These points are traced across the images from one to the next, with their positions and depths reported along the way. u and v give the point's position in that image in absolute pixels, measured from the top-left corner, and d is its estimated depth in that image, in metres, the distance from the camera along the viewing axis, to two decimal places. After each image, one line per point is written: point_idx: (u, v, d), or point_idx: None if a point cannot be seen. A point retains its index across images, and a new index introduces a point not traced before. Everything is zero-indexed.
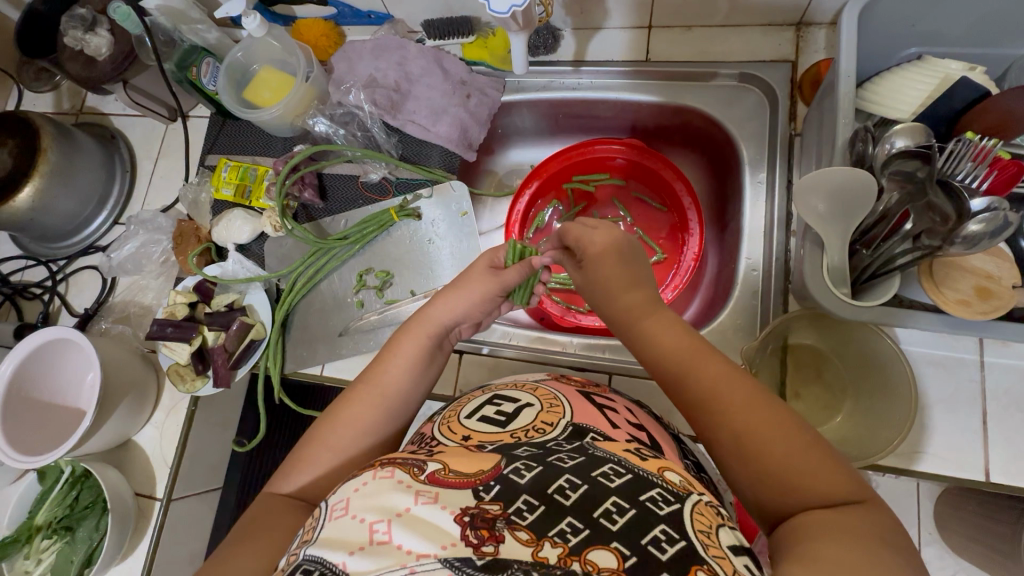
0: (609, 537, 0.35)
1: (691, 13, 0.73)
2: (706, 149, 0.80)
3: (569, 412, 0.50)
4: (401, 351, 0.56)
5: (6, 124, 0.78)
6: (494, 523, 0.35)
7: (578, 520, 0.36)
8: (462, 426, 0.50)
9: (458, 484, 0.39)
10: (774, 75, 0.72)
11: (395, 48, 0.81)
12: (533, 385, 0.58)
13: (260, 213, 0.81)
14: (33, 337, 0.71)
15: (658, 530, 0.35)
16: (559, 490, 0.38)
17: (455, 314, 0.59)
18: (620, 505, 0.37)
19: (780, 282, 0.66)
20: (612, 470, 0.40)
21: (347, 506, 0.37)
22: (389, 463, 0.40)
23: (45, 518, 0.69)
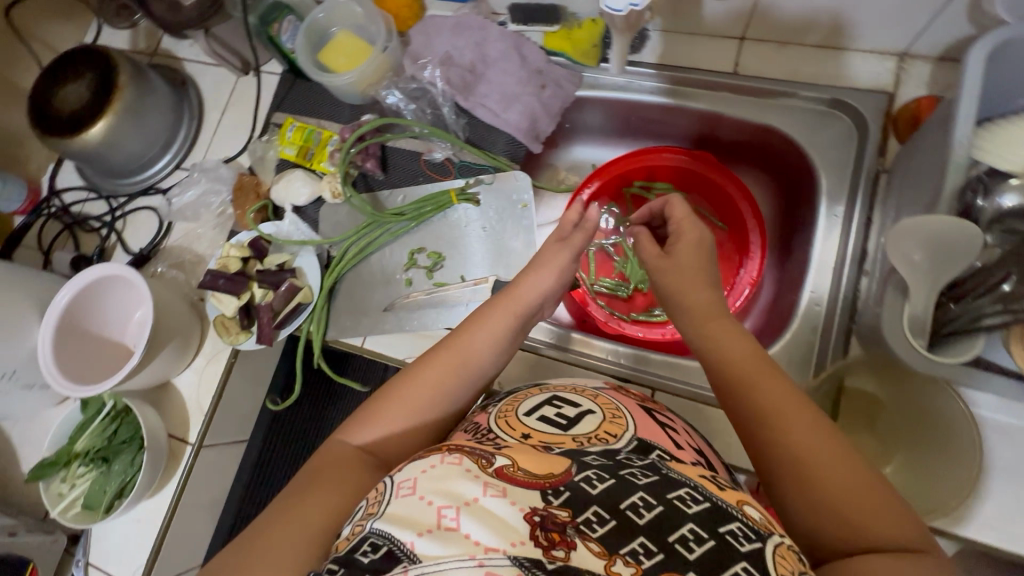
0: (685, 565, 0.33)
1: (789, 29, 0.70)
2: (780, 171, 0.77)
3: (633, 427, 0.50)
4: (486, 320, 0.57)
5: (89, 58, 0.80)
6: (564, 529, 0.34)
7: (651, 541, 0.34)
8: (520, 423, 0.50)
9: (526, 483, 0.38)
10: (869, 105, 0.68)
11: (476, 28, 0.80)
12: (593, 392, 0.57)
13: (320, 177, 0.81)
14: (93, 270, 0.73)
15: (738, 566, 0.33)
16: (632, 507, 0.37)
17: (540, 294, 0.60)
18: (698, 534, 0.35)
19: (845, 320, 0.63)
20: (687, 495, 0.38)
21: (414, 485, 0.37)
22: (457, 450, 0.41)
23: (85, 446, 0.71)
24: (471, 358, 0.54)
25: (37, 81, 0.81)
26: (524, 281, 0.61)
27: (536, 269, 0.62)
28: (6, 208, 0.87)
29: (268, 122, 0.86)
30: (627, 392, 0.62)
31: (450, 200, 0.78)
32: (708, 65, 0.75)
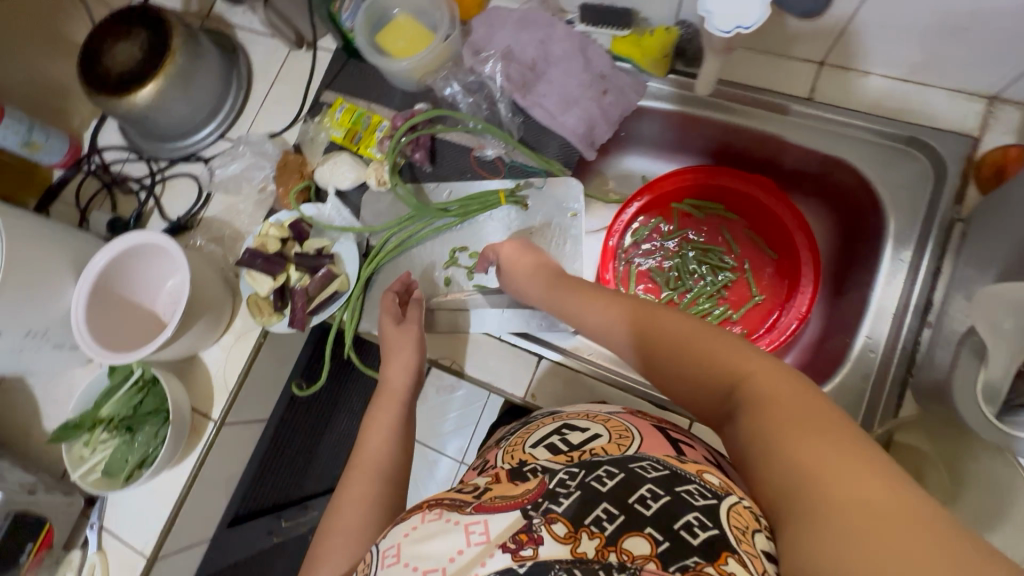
0: (644, 522, 0.40)
1: (875, 59, 0.66)
2: (842, 205, 0.74)
3: (638, 445, 0.50)
4: (376, 421, 0.62)
5: (143, 17, 0.78)
6: (530, 526, 0.40)
7: (613, 506, 0.41)
8: (525, 453, 0.52)
9: (506, 506, 0.43)
10: (950, 147, 0.65)
11: (542, 24, 0.77)
12: (605, 416, 0.57)
13: (367, 163, 0.80)
14: (127, 237, 0.71)
15: (690, 516, 0.40)
16: (597, 479, 0.44)
17: (408, 376, 0.66)
18: (655, 492, 0.42)
19: (901, 371, 0.61)
20: (648, 465, 0.46)
21: (399, 553, 0.41)
22: (437, 505, 0.44)
23: (110, 413, 0.71)
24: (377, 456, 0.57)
25: (89, 37, 0.79)
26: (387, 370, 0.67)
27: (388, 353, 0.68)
28: (47, 161, 0.86)
29: (317, 100, 0.83)
30: (645, 413, 0.61)
31: (497, 201, 0.77)
32: (783, 88, 0.71)
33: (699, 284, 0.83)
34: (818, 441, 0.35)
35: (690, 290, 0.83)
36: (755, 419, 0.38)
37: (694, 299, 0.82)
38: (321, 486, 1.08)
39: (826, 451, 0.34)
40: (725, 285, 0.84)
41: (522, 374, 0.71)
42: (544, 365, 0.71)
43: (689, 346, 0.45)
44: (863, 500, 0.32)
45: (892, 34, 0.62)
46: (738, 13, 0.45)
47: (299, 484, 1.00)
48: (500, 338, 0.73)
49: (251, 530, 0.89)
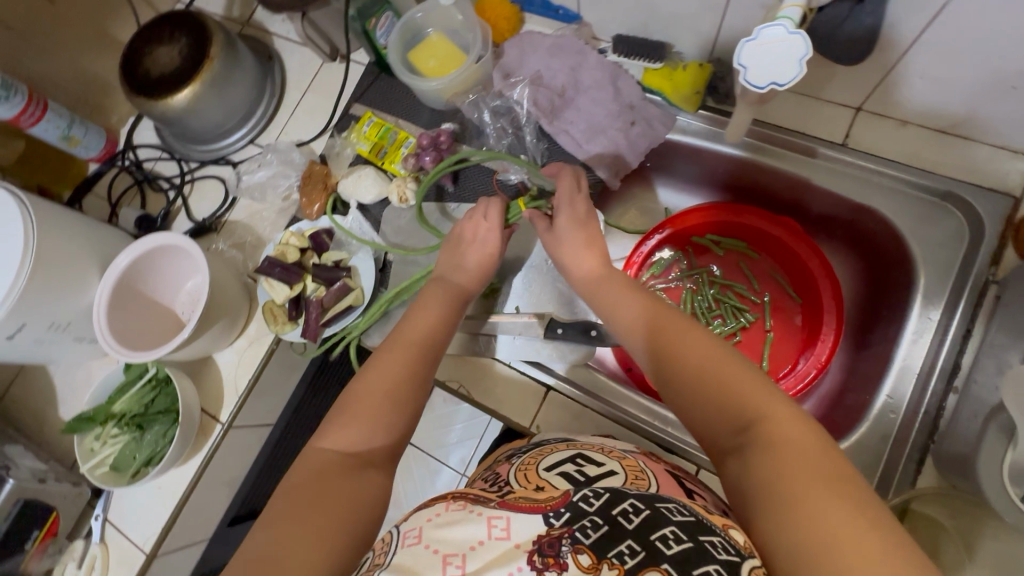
0: (661, 559, 0.37)
1: (914, 110, 0.64)
2: (871, 255, 0.72)
3: (656, 486, 0.47)
4: (426, 307, 0.58)
5: (185, 23, 0.80)
6: (559, 549, 0.38)
7: (635, 541, 0.38)
8: (540, 477, 0.47)
9: (528, 508, 0.41)
10: (989, 206, 0.62)
11: (574, 52, 0.77)
12: (621, 454, 0.53)
13: (391, 179, 0.80)
14: (154, 237, 0.72)
15: (710, 566, 0.36)
16: (623, 513, 0.40)
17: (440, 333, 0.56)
18: (677, 535, 0.38)
19: (922, 436, 0.59)
20: (675, 508, 0.41)
21: (420, 535, 0.40)
22: (462, 498, 0.43)
23: (122, 409, 0.72)
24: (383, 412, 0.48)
25: (132, 39, 0.81)
26: (410, 321, 0.56)
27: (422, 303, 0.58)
28: (84, 155, 0.89)
29: (346, 112, 0.84)
30: (660, 457, 0.57)
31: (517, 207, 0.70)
32: (817, 131, 0.69)
33: (719, 324, 0.81)
34: (828, 492, 0.35)
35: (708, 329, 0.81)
36: (767, 461, 0.39)
37: None
38: None
39: (837, 506, 0.35)
40: (744, 328, 0.81)
41: (528, 405, 0.70)
42: (551, 397, 0.70)
43: (711, 383, 0.45)
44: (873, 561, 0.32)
45: (935, 87, 0.60)
46: (773, 71, 0.45)
47: None
48: (508, 365, 0.72)
49: None
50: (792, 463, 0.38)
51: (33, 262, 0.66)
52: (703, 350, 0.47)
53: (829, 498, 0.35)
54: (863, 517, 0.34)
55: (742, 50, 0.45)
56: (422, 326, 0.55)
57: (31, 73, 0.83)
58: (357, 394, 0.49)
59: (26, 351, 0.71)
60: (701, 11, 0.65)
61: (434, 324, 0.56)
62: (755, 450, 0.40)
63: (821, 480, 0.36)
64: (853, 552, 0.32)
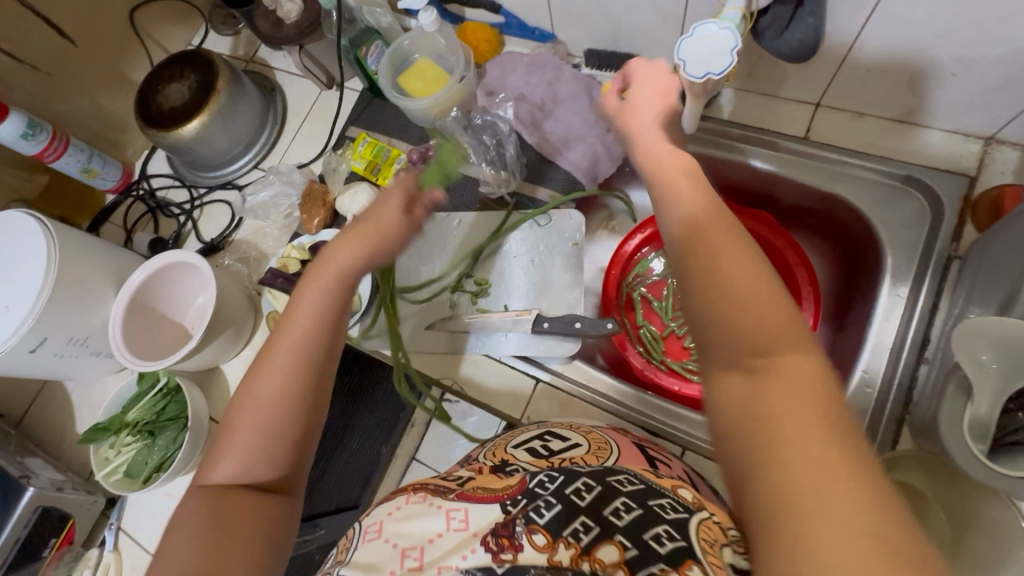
0: (614, 531, 0.41)
1: (868, 102, 0.68)
2: (841, 241, 0.75)
3: (616, 455, 0.52)
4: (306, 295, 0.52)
5: (195, 61, 0.88)
6: (514, 532, 0.41)
7: (589, 517, 0.42)
8: (507, 452, 0.55)
9: (486, 499, 0.45)
10: (946, 186, 0.66)
11: (551, 67, 0.82)
12: (587, 428, 0.59)
13: (384, 192, 0.85)
14: (160, 257, 0.78)
15: (660, 528, 0.41)
16: (575, 492, 0.45)
17: (317, 325, 0.51)
18: (628, 505, 0.43)
19: (897, 408, 0.61)
20: (626, 479, 0.46)
21: (381, 529, 0.45)
22: (422, 489, 0.48)
23: (135, 417, 0.76)
24: (259, 433, 0.47)
25: (146, 79, 0.89)
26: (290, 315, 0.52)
27: (298, 293, 0.52)
28: (102, 186, 0.96)
29: (343, 134, 0.91)
30: (628, 430, 0.62)
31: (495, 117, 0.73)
32: (781, 127, 0.74)
33: None
34: (818, 450, 0.32)
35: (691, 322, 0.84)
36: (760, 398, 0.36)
37: None
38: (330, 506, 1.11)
39: (825, 464, 0.32)
40: None
41: (519, 397, 0.73)
42: (540, 389, 0.73)
43: (745, 318, 0.39)
44: (849, 520, 0.30)
45: (881, 80, 0.64)
46: (709, 62, 0.50)
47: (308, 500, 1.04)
48: (500, 361, 0.76)
49: None
50: (800, 421, 0.34)
51: (55, 279, 0.71)
52: (743, 268, 0.40)
53: (817, 456, 0.32)
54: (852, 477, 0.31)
55: (680, 48, 0.51)
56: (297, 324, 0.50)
57: (55, 113, 0.91)
58: (236, 418, 0.48)
59: (47, 366, 0.75)
60: (662, 23, 0.70)
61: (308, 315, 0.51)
62: (765, 392, 0.36)
63: (824, 443, 0.33)
64: (834, 519, 0.30)
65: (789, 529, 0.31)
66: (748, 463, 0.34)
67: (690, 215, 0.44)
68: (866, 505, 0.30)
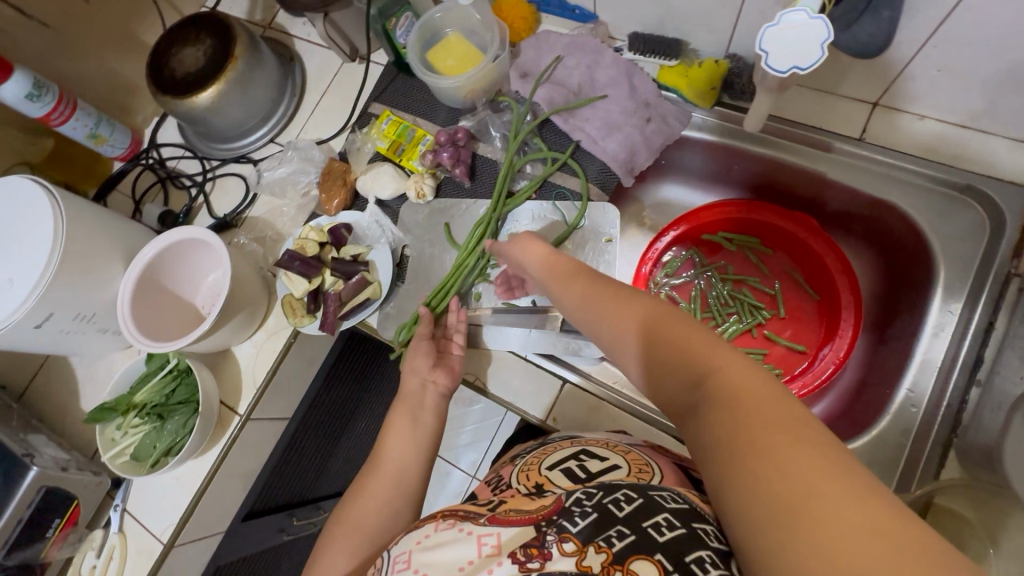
0: (654, 547, 0.38)
1: (934, 104, 0.64)
2: (889, 251, 0.72)
3: (661, 477, 0.49)
4: (395, 422, 0.63)
5: (210, 24, 0.83)
6: (542, 542, 0.40)
7: (625, 526, 0.40)
8: (541, 474, 0.52)
9: (519, 521, 0.43)
10: (1009, 198, 0.62)
11: (591, 50, 0.78)
12: (625, 448, 0.57)
13: (408, 175, 0.82)
14: (157, 240, 0.73)
15: (702, 552, 0.37)
16: (614, 502, 0.42)
17: (416, 461, 0.60)
18: (670, 522, 0.40)
19: (944, 431, 0.58)
20: (670, 497, 0.43)
21: (410, 559, 0.44)
22: (451, 517, 0.46)
23: (144, 398, 0.74)
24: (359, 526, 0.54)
25: (160, 40, 0.84)
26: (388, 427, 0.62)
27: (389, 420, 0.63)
28: (109, 153, 0.91)
29: (364, 111, 0.86)
30: (661, 448, 0.60)
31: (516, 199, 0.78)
32: (834, 126, 0.69)
33: (732, 321, 0.81)
34: (786, 436, 0.32)
35: (723, 326, 0.81)
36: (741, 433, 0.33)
37: (727, 338, 0.80)
38: (335, 489, 1.09)
39: (800, 453, 0.30)
40: (760, 324, 0.81)
41: (545, 397, 0.71)
42: (567, 390, 0.70)
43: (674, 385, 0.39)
44: (836, 504, 0.29)
45: (955, 80, 0.60)
46: (792, 54, 0.47)
47: (314, 484, 1.02)
48: (525, 359, 0.72)
49: (265, 528, 0.92)
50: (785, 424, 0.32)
51: (62, 253, 0.67)
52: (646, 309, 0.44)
53: (795, 451, 0.31)
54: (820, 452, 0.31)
55: (765, 36, 0.47)
56: (410, 400, 0.64)
57: (63, 74, 0.86)
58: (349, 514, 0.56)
59: (53, 342, 0.72)
60: (719, 7, 0.65)
61: (417, 395, 0.65)
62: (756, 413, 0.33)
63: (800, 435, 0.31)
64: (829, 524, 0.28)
65: (793, 537, 0.29)
66: (718, 459, 0.34)
67: (612, 306, 0.46)
68: (856, 490, 0.29)
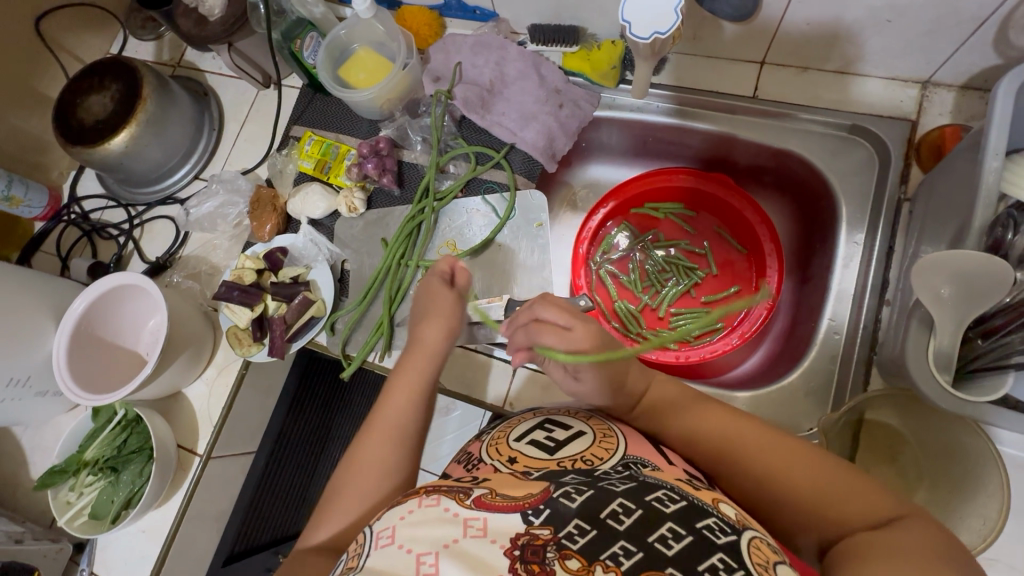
0: (664, 561, 0.37)
1: (810, 55, 0.69)
2: (798, 196, 0.77)
3: (623, 445, 0.50)
4: (400, 380, 0.58)
5: (115, 69, 0.81)
6: (544, 556, 0.37)
7: (631, 542, 0.38)
8: (512, 449, 0.52)
9: (506, 508, 0.40)
10: (890, 131, 0.68)
11: (496, 47, 0.80)
12: (586, 413, 0.57)
13: (337, 191, 0.82)
14: (88, 293, 0.72)
15: (714, 557, 0.37)
16: (612, 515, 0.40)
17: (413, 416, 0.55)
18: (676, 532, 0.38)
19: (865, 350, 0.63)
20: (665, 496, 0.42)
21: (394, 534, 0.39)
22: (435, 491, 0.42)
23: (94, 455, 0.72)
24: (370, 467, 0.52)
25: (63, 92, 0.82)
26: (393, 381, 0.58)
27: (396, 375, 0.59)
28: (27, 214, 0.89)
29: (287, 134, 0.86)
30: (624, 411, 0.61)
31: (438, 201, 0.79)
32: (728, 88, 0.74)
33: (670, 286, 0.84)
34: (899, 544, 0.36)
35: (662, 292, 0.84)
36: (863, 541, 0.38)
37: (669, 302, 0.84)
38: None
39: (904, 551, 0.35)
40: (697, 284, 0.85)
41: (497, 385, 0.72)
42: (519, 373, 0.72)
43: (795, 480, 0.45)
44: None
45: (821, 29, 0.65)
46: (653, 21, 0.50)
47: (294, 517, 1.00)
48: (476, 350, 0.74)
49: (247, 568, 0.90)
50: (903, 530, 0.38)
51: None
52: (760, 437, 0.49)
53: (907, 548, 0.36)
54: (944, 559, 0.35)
55: (624, 8, 0.51)
56: (432, 344, 0.61)
57: None
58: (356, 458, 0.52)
59: None
60: None
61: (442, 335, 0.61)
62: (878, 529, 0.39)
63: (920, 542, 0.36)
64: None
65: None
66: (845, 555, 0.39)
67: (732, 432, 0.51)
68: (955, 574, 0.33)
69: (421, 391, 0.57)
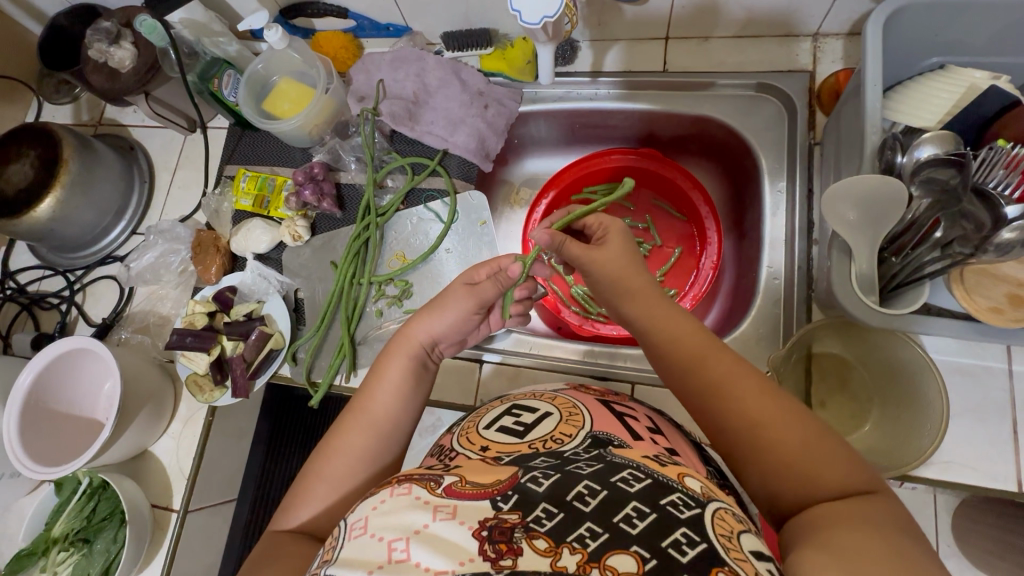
0: (630, 541, 0.34)
1: (708, 24, 0.73)
2: (722, 158, 0.81)
3: (589, 422, 0.50)
4: (385, 373, 0.56)
5: (31, 135, 0.79)
6: (512, 535, 0.34)
7: (596, 524, 0.36)
8: (482, 436, 0.51)
9: (474, 495, 0.38)
10: (792, 85, 0.72)
11: (414, 59, 0.82)
12: (552, 394, 0.58)
13: (280, 223, 0.82)
14: (34, 364, 0.70)
15: (678, 532, 0.34)
16: (578, 497, 0.38)
17: (399, 407, 0.55)
18: (641, 510, 0.36)
19: (803, 290, 0.67)
20: (631, 475, 0.40)
21: (366, 524, 0.36)
22: (406, 480, 0.40)
23: (62, 530, 0.69)
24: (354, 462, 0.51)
25: None
26: (378, 377, 0.56)
27: (380, 369, 0.56)
28: None
29: (221, 175, 0.86)
30: (589, 388, 0.62)
31: (378, 217, 0.79)
32: (640, 66, 0.78)
33: None
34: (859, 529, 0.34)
35: None
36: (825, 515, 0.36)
37: None
38: None
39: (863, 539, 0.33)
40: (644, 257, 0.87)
41: (467, 384, 0.74)
42: (486, 369, 0.74)
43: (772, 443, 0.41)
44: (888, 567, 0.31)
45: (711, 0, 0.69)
46: (542, 7, 0.53)
47: None
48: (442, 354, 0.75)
49: None
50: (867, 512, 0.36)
51: None
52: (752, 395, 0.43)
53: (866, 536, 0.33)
54: (881, 527, 0.34)
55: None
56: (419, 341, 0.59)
57: None
58: (338, 445, 0.51)
59: None
60: None
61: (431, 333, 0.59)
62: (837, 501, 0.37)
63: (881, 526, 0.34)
64: (860, 560, 0.32)
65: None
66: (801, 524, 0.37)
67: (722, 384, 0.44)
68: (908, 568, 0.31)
69: (412, 386, 0.56)
